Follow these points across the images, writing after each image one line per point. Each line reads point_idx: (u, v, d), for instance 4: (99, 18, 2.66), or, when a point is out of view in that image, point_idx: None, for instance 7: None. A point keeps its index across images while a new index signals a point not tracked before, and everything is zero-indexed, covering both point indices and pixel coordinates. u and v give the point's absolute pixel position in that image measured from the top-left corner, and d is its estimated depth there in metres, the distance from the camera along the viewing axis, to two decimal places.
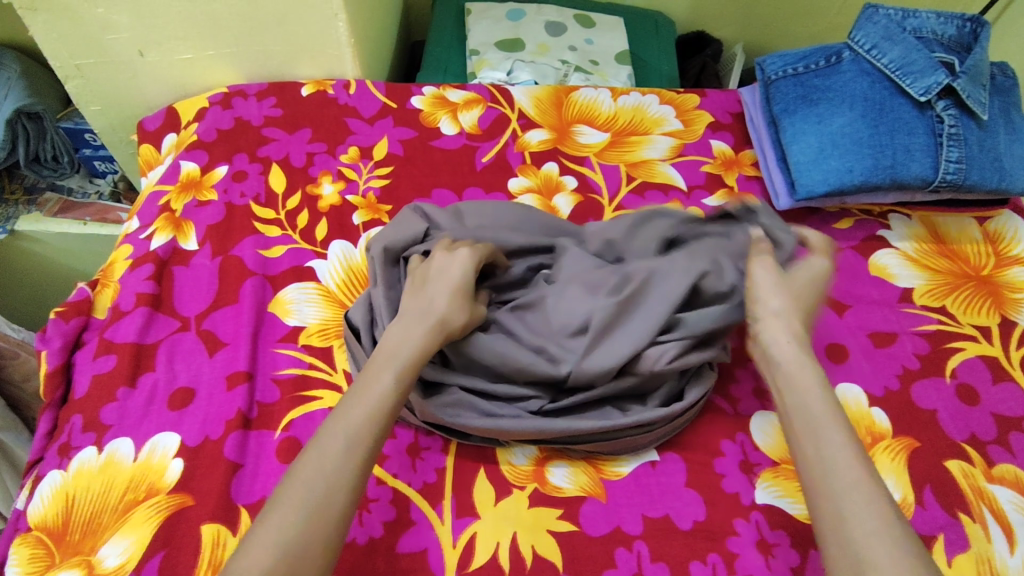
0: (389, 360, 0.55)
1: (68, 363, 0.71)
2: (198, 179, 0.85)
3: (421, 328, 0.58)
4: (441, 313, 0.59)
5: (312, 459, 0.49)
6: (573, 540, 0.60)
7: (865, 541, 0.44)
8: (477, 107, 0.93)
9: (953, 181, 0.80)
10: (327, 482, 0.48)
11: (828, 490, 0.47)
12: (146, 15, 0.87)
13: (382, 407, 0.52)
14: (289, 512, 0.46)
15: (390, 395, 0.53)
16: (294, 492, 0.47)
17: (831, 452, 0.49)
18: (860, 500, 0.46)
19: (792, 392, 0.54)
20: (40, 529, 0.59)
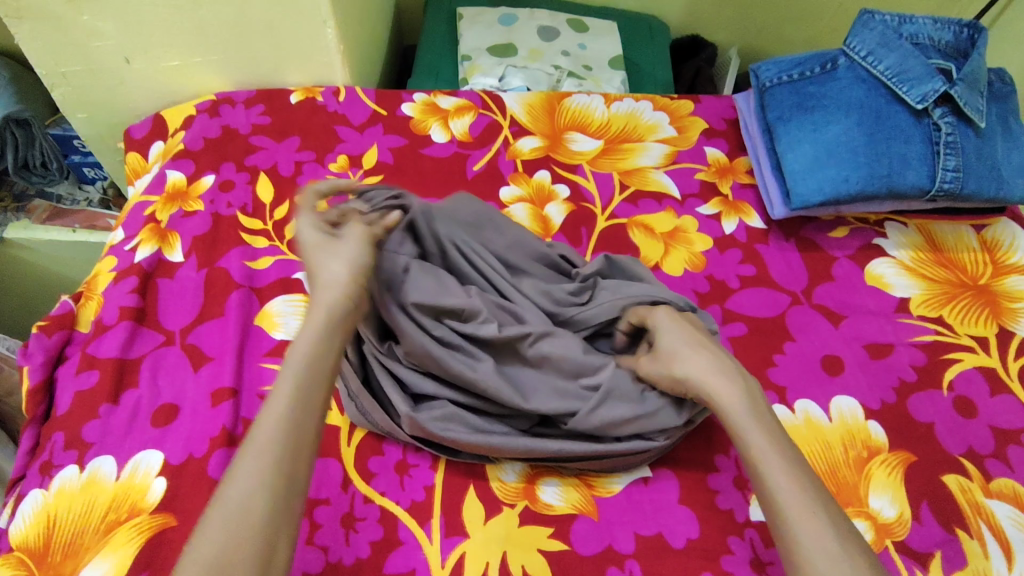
0: (293, 364, 0.49)
1: (51, 379, 0.70)
2: (184, 189, 0.83)
3: (321, 308, 0.53)
4: (328, 278, 0.55)
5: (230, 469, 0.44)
6: (563, 559, 0.59)
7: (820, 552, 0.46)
8: (468, 114, 0.92)
9: (950, 190, 0.79)
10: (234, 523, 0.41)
11: (777, 518, 0.49)
12: (131, 22, 0.86)
13: (292, 416, 0.47)
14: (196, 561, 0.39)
15: (303, 403, 0.48)
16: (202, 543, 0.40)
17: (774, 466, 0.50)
18: (811, 527, 0.47)
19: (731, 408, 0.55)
20: (20, 550, 0.58)
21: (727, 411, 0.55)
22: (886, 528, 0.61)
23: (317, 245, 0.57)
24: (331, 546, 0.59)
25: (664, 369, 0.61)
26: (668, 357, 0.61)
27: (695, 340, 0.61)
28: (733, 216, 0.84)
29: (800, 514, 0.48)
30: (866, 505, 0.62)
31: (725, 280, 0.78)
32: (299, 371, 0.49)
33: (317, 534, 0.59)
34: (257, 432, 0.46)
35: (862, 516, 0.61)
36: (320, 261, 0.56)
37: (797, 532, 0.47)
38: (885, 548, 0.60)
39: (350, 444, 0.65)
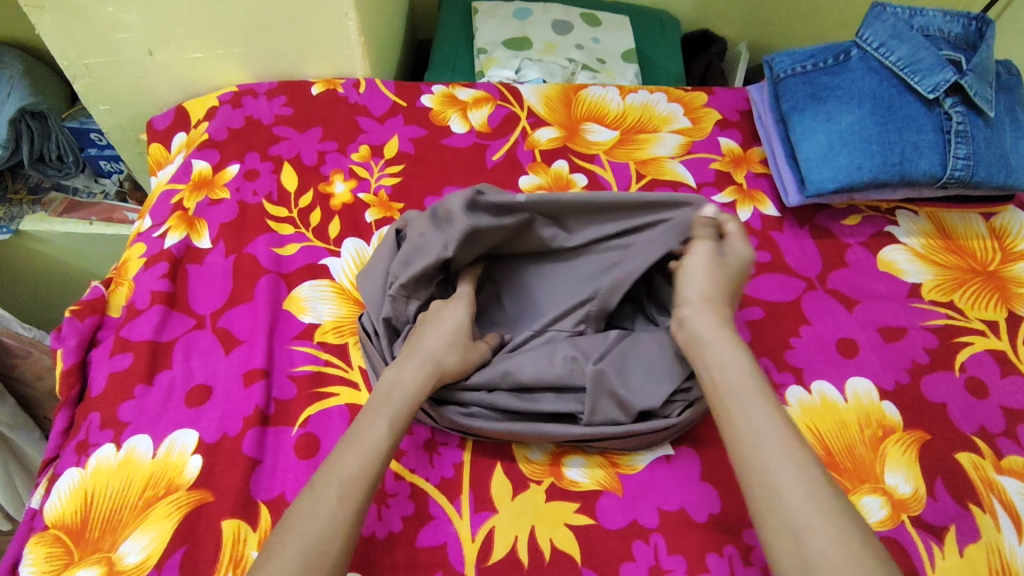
0: (384, 406, 0.57)
1: (83, 361, 0.72)
2: (210, 178, 0.85)
3: (416, 372, 0.61)
4: (437, 357, 0.62)
5: (311, 492, 0.51)
6: (590, 533, 0.61)
7: (815, 520, 0.46)
8: (486, 106, 0.94)
9: (961, 178, 0.81)
10: (320, 532, 0.48)
11: (772, 482, 0.49)
12: (155, 14, 0.87)
13: (376, 453, 0.54)
14: (284, 561, 0.46)
15: (385, 443, 0.55)
16: (290, 541, 0.47)
17: (769, 434, 0.52)
18: (797, 476, 0.49)
19: (728, 374, 0.57)
20: (58, 527, 0.60)
21: (721, 364, 0.58)
22: (901, 504, 0.63)
23: (440, 322, 0.66)
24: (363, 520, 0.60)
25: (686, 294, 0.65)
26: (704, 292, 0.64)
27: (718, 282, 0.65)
28: (748, 204, 0.86)
29: (788, 458, 0.50)
30: (881, 481, 0.64)
31: None
32: (389, 417, 0.57)
33: None
34: (343, 457, 0.53)
35: (878, 492, 0.63)
36: (444, 334, 0.64)
37: (777, 479, 0.49)
38: (901, 522, 0.61)
39: None
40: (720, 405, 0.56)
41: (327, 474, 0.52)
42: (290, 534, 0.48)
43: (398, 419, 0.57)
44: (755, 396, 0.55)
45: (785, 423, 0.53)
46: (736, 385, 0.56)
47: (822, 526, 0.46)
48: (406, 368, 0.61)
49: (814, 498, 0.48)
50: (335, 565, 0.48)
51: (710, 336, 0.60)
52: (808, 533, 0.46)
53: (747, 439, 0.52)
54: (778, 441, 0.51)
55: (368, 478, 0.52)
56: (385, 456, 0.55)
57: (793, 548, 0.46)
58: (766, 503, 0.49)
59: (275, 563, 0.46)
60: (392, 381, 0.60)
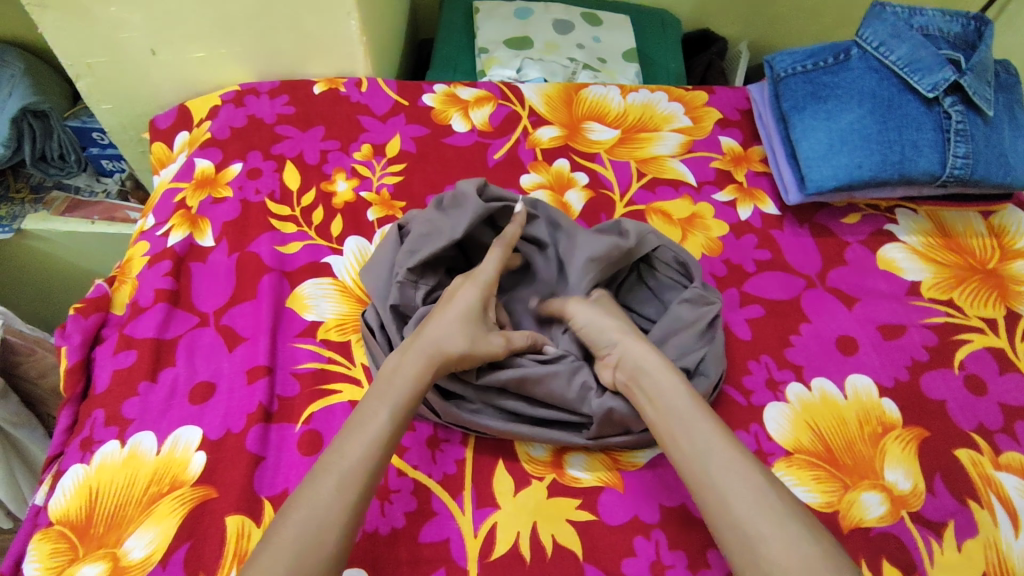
0: (385, 395, 0.58)
1: (87, 359, 0.72)
2: (212, 176, 0.85)
3: (421, 360, 0.61)
4: (439, 342, 0.62)
5: (310, 484, 0.51)
6: (592, 529, 0.61)
7: (760, 530, 0.48)
8: (488, 105, 0.94)
9: (960, 176, 0.81)
10: (317, 523, 0.49)
11: (718, 496, 0.51)
12: (158, 13, 0.88)
13: (375, 446, 0.55)
14: (281, 554, 0.47)
15: (384, 434, 0.55)
16: (285, 534, 0.48)
17: (706, 448, 0.54)
18: (738, 486, 0.51)
19: (660, 394, 0.59)
20: (62, 524, 0.60)
21: (653, 386, 0.60)
22: (901, 500, 0.63)
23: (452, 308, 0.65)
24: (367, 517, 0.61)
25: (597, 327, 0.67)
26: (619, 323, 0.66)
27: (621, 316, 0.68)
28: (748, 203, 0.87)
29: (729, 471, 0.52)
30: (881, 477, 0.64)
31: (742, 264, 0.81)
32: (390, 409, 0.57)
33: None
34: (343, 449, 0.54)
35: (878, 488, 0.64)
36: (451, 318, 0.64)
37: (726, 494, 0.51)
38: (901, 518, 0.62)
39: None
40: (665, 430, 0.58)
41: (326, 466, 0.53)
42: (286, 526, 0.49)
43: (398, 412, 0.57)
44: (693, 417, 0.57)
45: (720, 433, 0.55)
46: (674, 408, 0.58)
47: (773, 534, 0.48)
48: (415, 355, 0.61)
49: (760, 507, 0.50)
50: (332, 557, 0.49)
51: (642, 364, 0.62)
52: (761, 543, 0.48)
53: (693, 460, 0.54)
54: (723, 457, 0.53)
55: (367, 471, 0.53)
56: (384, 448, 0.55)
57: (750, 560, 0.48)
58: (719, 520, 0.51)
59: (271, 555, 0.47)
60: (393, 368, 0.60)
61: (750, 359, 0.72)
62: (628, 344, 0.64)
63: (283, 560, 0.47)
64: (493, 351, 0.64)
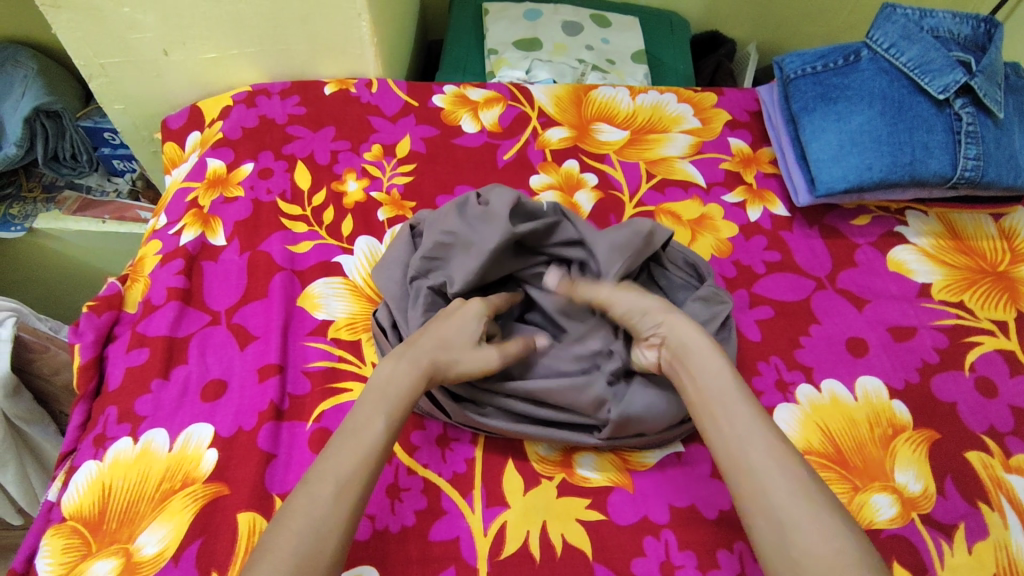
0: (380, 401, 0.56)
1: (100, 356, 0.73)
2: (224, 176, 0.86)
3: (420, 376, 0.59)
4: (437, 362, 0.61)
5: (304, 493, 0.50)
6: (601, 528, 0.61)
7: (793, 524, 0.48)
8: (497, 105, 0.95)
9: (971, 178, 0.81)
10: (314, 530, 0.48)
11: (755, 482, 0.51)
12: (171, 15, 0.88)
13: (372, 451, 0.53)
14: (278, 560, 0.45)
15: (380, 441, 0.54)
16: (283, 542, 0.46)
17: (746, 434, 0.53)
18: (777, 475, 0.50)
19: (704, 373, 0.58)
20: (75, 519, 0.61)
21: (699, 368, 0.59)
22: (911, 502, 0.63)
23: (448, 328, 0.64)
24: (377, 514, 0.61)
25: (637, 308, 0.65)
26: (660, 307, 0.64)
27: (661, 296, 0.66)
28: (758, 204, 0.87)
29: (770, 459, 0.51)
30: (892, 480, 0.64)
31: (751, 265, 0.81)
32: (386, 414, 0.56)
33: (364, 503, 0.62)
34: (339, 454, 0.52)
35: (888, 490, 0.63)
36: (450, 339, 0.63)
37: (765, 481, 0.50)
38: (911, 521, 0.62)
39: None
40: (705, 412, 0.57)
41: (321, 471, 0.51)
42: (283, 535, 0.47)
43: (394, 418, 0.56)
44: (737, 401, 0.55)
45: (762, 421, 0.54)
46: (717, 390, 0.57)
47: (810, 526, 0.47)
48: (408, 365, 0.59)
49: (798, 498, 0.49)
50: (330, 563, 0.47)
51: (690, 343, 0.60)
52: (794, 529, 0.47)
53: (733, 445, 0.53)
54: (764, 445, 0.52)
55: (364, 477, 0.52)
56: (381, 454, 0.54)
57: (778, 544, 0.47)
58: (754, 504, 0.50)
59: (269, 562, 0.45)
60: (388, 376, 0.58)
61: (759, 360, 0.72)
62: (675, 321, 0.63)
63: (281, 566, 0.45)
64: (485, 362, 0.64)
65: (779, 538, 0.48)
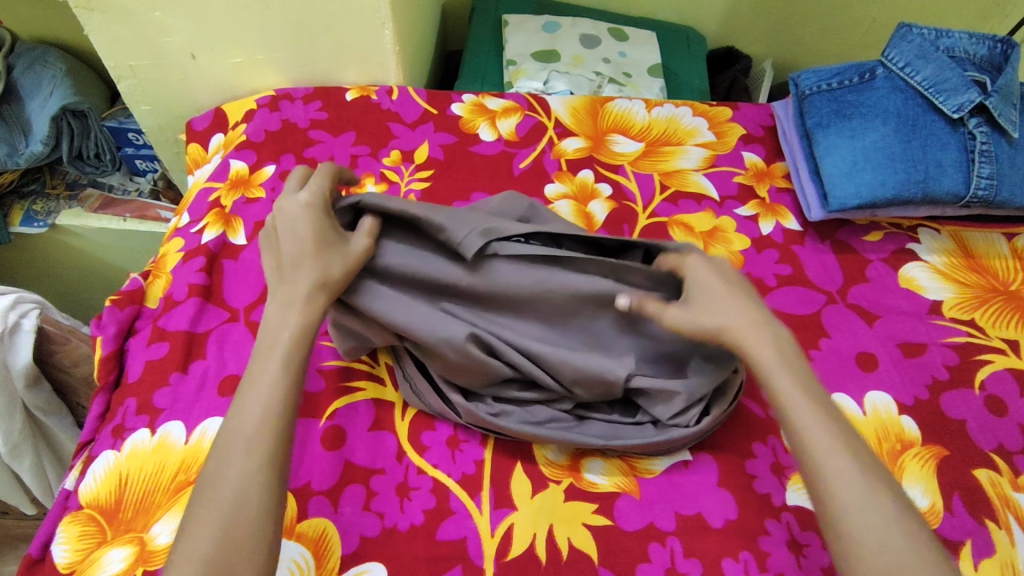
0: (271, 351, 0.56)
1: (121, 349, 0.74)
2: (246, 177, 0.88)
3: (298, 307, 0.58)
4: (318, 275, 0.59)
5: (216, 469, 0.50)
6: (608, 533, 0.62)
7: (867, 537, 0.48)
8: (515, 115, 0.96)
9: (984, 197, 0.82)
10: (235, 490, 0.49)
11: (828, 493, 0.50)
12: (200, 20, 0.91)
13: (276, 399, 0.53)
14: (205, 528, 0.47)
15: (278, 391, 0.54)
16: (207, 507, 0.48)
17: (823, 444, 0.52)
18: (852, 490, 0.49)
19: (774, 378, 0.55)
20: (92, 507, 0.62)
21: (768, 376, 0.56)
22: None
23: (297, 221, 0.62)
24: (387, 512, 0.62)
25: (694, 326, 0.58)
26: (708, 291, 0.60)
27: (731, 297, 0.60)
28: (770, 218, 0.88)
29: (844, 475, 0.50)
30: None
31: (762, 278, 0.81)
32: (282, 360, 0.55)
33: (374, 501, 0.63)
34: (242, 413, 0.53)
35: None
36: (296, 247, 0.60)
37: (836, 491, 0.50)
38: None
39: (404, 418, 0.69)
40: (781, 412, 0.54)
41: (218, 450, 0.51)
42: (208, 513, 0.48)
43: (292, 365, 0.55)
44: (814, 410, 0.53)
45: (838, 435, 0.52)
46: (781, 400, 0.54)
47: (881, 542, 0.47)
48: (287, 306, 0.58)
49: (869, 512, 0.48)
50: (257, 524, 0.48)
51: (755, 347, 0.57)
52: (865, 548, 0.47)
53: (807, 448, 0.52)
54: (838, 456, 0.51)
55: (271, 429, 0.52)
56: (287, 403, 0.54)
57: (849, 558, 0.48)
58: (829, 516, 0.50)
59: (184, 556, 0.46)
60: (279, 322, 0.57)
61: None
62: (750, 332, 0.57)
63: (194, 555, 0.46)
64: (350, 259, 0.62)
65: (847, 552, 0.48)
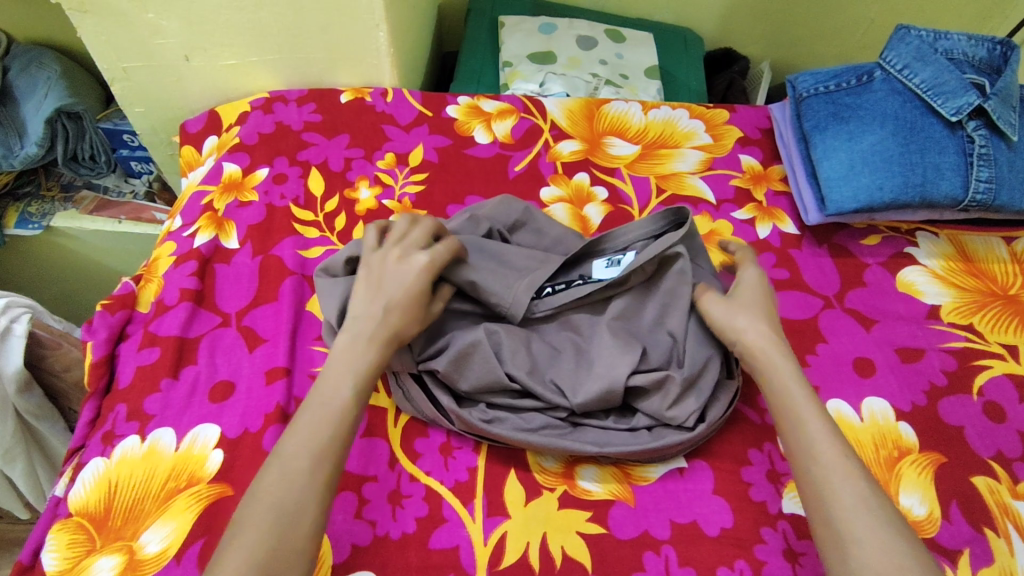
0: (345, 373, 0.57)
1: (112, 354, 0.74)
2: (239, 180, 0.87)
3: (376, 347, 0.59)
4: (398, 328, 0.61)
5: (269, 482, 0.51)
6: (602, 542, 0.61)
7: (858, 532, 0.50)
8: (510, 117, 0.95)
9: (983, 201, 0.81)
10: (290, 503, 0.50)
11: (820, 491, 0.53)
12: (192, 22, 0.90)
13: (344, 420, 0.55)
14: (255, 538, 0.48)
15: (349, 410, 0.56)
16: (258, 514, 0.49)
17: (819, 447, 0.55)
18: (845, 491, 0.52)
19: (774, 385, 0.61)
20: (81, 515, 0.61)
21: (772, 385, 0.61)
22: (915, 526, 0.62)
23: (404, 269, 0.63)
24: (378, 520, 0.62)
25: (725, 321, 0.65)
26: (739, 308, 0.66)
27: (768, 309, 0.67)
28: (767, 221, 0.87)
29: (838, 476, 0.53)
30: (896, 502, 0.64)
31: None
32: (354, 391, 0.57)
33: (366, 508, 0.62)
34: (305, 429, 0.54)
35: None
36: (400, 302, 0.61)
37: (828, 492, 0.53)
38: None
39: (397, 425, 0.68)
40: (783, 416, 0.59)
41: (278, 459, 0.52)
42: (258, 525, 0.48)
43: (362, 385, 0.57)
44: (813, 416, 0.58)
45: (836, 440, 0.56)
46: (790, 403, 0.59)
47: (867, 538, 0.50)
48: (364, 342, 0.59)
49: (863, 508, 0.51)
50: (304, 541, 0.49)
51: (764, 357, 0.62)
52: (853, 544, 0.50)
53: (804, 451, 0.56)
54: (832, 457, 0.54)
55: (337, 448, 0.54)
56: (352, 419, 0.56)
57: (838, 554, 0.50)
58: (818, 515, 0.53)
59: (236, 554, 0.47)
60: (352, 354, 0.59)
61: None
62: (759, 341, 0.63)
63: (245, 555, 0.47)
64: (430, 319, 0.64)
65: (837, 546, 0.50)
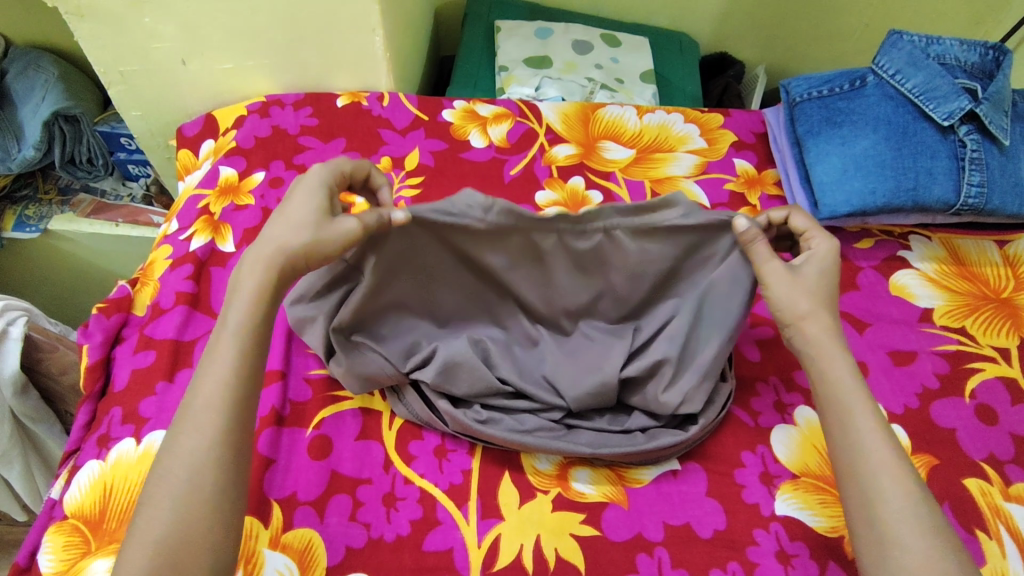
0: (228, 327, 0.54)
1: (108, 357, 0.74)
2: (235, 184, 0.88)
3: (261, 266, 0.55)
4: (279, 238, 0.56)
5: (169, 454, 0.49)
6: (595, 544, 0.61)
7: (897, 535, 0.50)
8: (505, 122, 0.96)
9: (974, 205, 0.82)
10: (192, 471, 0.48)
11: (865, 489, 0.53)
12: (189, 27, 0.91)
13: (232, 379, 0.52)
14: (160, 513, 0.47)
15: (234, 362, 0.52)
16: (158, 489, 0.48)
17: (865, 443, 0.54)
18: (891, 492, 0.52)
19: (821, 376, 0.59)
20: (77, 517, 0.61)
21: (825, 375, 0.58)
22: None
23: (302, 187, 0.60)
24: (373, 522, 0.62)
25: (787, 297, 0.61)
26: (802, 284, 0.61)
27: (829, 287, 0.63)
28: None
29: (885, 475, 0.53)
30: None
31: None
32: (237, 337, 0.53)
33: (361, 511, 0.62)
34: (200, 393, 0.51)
35: None
36: (295, 214, 0.57)
37: (872, 491, 0.52)
38: None
39: (392, 427, 0.68)
40: (832, 406, 0.57)
41: (190, 416, 0.50)
42: (160, 504, 0.47)
43: (249, 340, 0.54)
44: (863, 410, 0.56)
45: (883, 437, 0.55)
46: (837, 394, 0.57)
47: (910, 541, 0.50)
48: (252, 263, 0.56)
49: (907, 512, 0.51)
50: (210, 496, 0.48)
51: (818, 343, 0.60)
52: (898, 549, 0.49)
53: (847, 446, 0.55)
54: (878, 456, 0.53)
55: (227, 408, 0.51)
56: (244, 375, 0.52)
57: (878, 556, 0.50)
58: (859, 514, 0.52)
59: (150, 513, 0.47)
60: (242, 279, 0.56)
61: (758, 382, 0.74)
62: (809, 326, 0.60)
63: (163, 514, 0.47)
64: (345, 233, 0.57)
65: (877, 547, 0.50)
